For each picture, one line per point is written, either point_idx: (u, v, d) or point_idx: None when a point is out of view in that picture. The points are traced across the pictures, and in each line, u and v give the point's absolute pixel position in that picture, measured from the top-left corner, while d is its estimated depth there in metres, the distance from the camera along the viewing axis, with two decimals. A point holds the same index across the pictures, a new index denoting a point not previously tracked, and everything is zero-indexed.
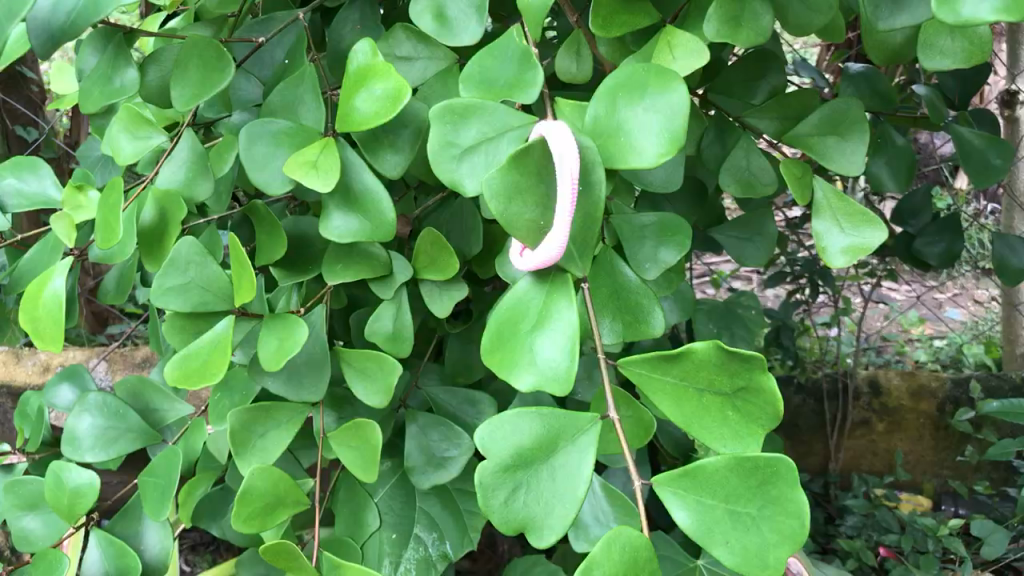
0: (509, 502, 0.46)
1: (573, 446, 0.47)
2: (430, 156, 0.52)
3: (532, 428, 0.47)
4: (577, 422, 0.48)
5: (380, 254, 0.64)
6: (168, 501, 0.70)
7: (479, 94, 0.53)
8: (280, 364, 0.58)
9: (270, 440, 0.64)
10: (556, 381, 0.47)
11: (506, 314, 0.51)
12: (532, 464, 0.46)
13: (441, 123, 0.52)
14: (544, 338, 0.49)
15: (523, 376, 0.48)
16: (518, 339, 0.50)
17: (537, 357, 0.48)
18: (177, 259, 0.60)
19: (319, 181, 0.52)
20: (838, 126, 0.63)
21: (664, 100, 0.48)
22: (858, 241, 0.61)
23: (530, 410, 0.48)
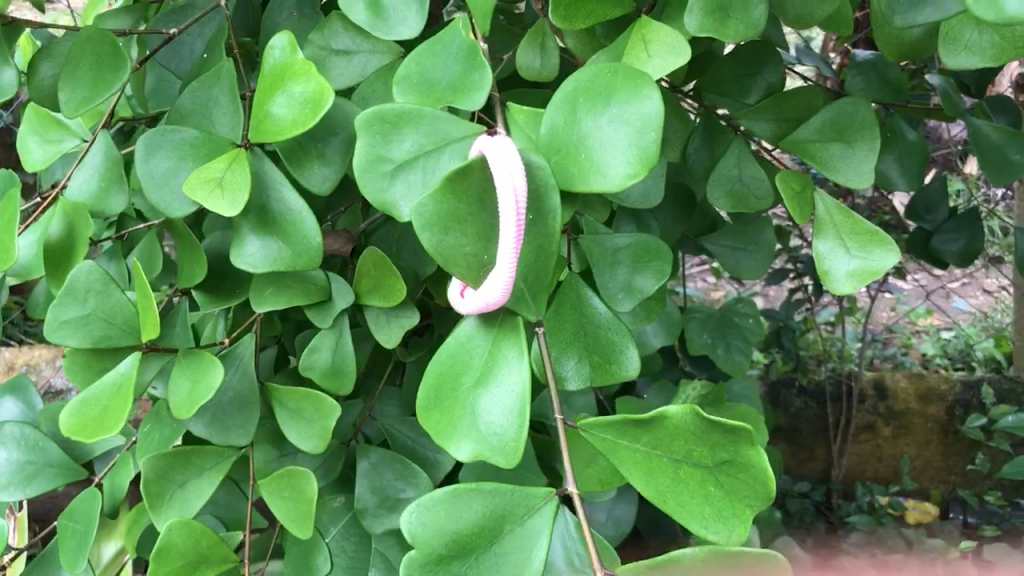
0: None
1: (522, 530, 0.39)
2: (356, 172, 0.44)
3: (470, 510, 0.39)
4: (528, 499, 0.40)
5: (317, 276, 0.56)
6: (85, 551, 0.62)
7: (416, 99, 0.46)
8: (192, 412, 0.50)
9: (190, 490, 0.56)
10: (503, 452, 0.39)
11: (446, 363, 0.43)
12: (470, 554, 0.38)
13: (370, 133, 0.44)
14: (489, 398, 0.41)
15: (463, 443, 0.40)
16: (457, 398, 0.41)
17: (478, 420, 0.40)
18: (73, 289, 0.52)
19: (226, 204, 0.45)
20: (844, 131, 0.55)
21: (632, 108, 0.39)
22: (866, 264, 0.53)
23: (469, 486, 0.39)
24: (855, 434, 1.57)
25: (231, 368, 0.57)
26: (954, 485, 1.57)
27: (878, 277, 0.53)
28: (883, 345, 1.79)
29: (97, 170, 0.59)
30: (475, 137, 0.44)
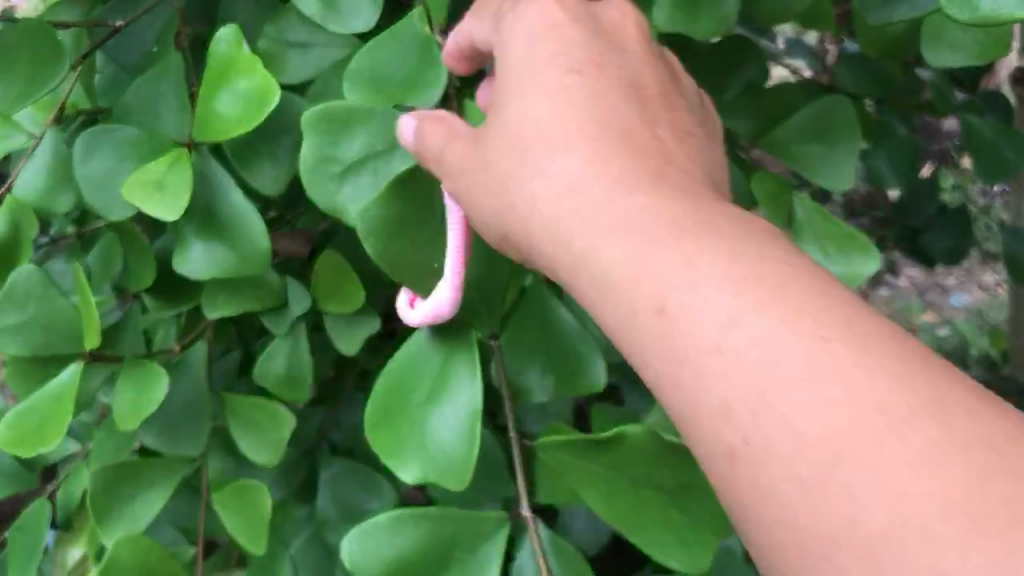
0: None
1: (469, 554, 0.44)
2: (303, 173, 0.44)
3: (416, 534, 0.43)
4: (473, 524, 0.45)
5: (270, 280, 0.53)
6: (34, 565, 0.59)
7: (367, 96, 0.45)
8: (136, 425, 0.48)
9: (140, 503, 0.54)
10: (450, 471, 0.42)
11: (396, 378, 0.45)
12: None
13: (318, 132, 0.44)
14: (438, 417, 0.43)
15: (410, 464, 0.42)
16: (406, 414, 0.43)
17: (428, 439, 0.43)
18: (14, 294, 0.49)
19: (165, 208, 0.42)
20: (823, 129, 0.52)
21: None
22: (847, 271, 0.50)
23: (416, 512, 0.44)
24: None
25: (183, 376, 0.54)
26: None
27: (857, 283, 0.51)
28: None
29: (45, 167, 0.56)
30: None
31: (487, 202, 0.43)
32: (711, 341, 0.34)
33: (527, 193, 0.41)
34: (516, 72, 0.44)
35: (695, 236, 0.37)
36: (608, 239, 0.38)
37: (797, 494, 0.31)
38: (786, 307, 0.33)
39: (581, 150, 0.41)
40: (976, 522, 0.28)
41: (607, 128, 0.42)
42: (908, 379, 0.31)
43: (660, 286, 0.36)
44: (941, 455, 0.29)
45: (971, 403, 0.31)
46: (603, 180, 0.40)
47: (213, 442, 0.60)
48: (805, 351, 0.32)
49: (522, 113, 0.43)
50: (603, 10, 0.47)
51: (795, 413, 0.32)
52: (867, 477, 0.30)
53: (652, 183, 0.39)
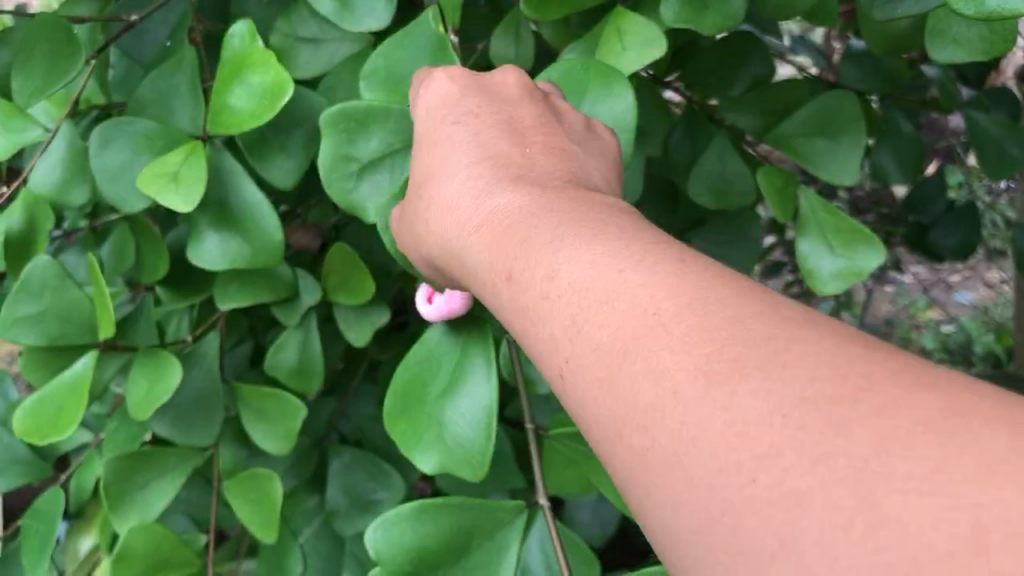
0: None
1: (489, 544, 0.44)
2: (322, 172, 0.45)
3: (436, 525, 0.44)
4: (493, 514, 0.45)
5: (283, 272, 0.54)
6: (48, 554, 0.60)
7: (384, 96, 0.46)
8: (149, 414, 0.49)
9: (152, 491, 0.55)
10: (467, 464, 0.43)
11: (413, 369, 0.45)
12: (437, 569, 0.44)
13: (336, 132, 0.45)
14: (455, 410, 0.44)
15: (428, 455, 0.43)
16: (423, 406, 0.44)
17: (446, 432, 0.43)
18: (27, 284, 0.50)
19: (178, 199, 0.43)
20: (828, 125, 0.53)
21: (605, 107, 0.43)
22: (851, 264, 0.51)
23: (436, 503, 0.44)
24: None
25: (196, 366, 0.55)
26: None
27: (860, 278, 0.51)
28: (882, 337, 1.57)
29: (60, 160, 0.57)
30: None
31: (417, 251, 0.43)
32: (542, 299, 0.31)
33: (429, 229, 0.40)
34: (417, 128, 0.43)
35: (536, 210, 0.35)
36: (479, 238, 0.36)
37: (599, 397, 0.28)
38: (622, 254, 0.30)
39: (448, 176, 0.40)
40: (772, 393, 0.24)
41: (480, 152, 0.40)
42: (674, 273, 0.28)
43: (508, 258, 0.34)
44: (701, 338, 0.26)
45: (775, 308, 0.26)
46: (475, 198, 0.38)
47: (225, 432, 0.60)
48: (599, 278, 0.29)
49: (421, 156, 0.42)
50: (495, 76, 0.44)
51: (591, 332, 0.29)
52: (643, 375, 0.26)
53: (516, 181, 0.37)
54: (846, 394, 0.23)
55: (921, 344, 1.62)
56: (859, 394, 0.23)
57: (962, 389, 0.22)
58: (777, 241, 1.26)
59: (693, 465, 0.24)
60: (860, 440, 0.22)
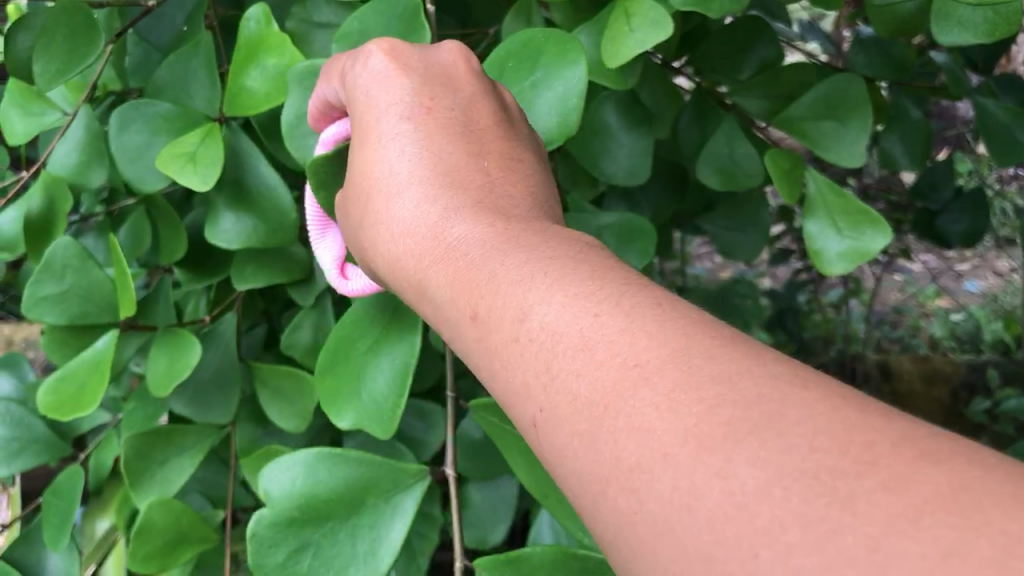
0: (284, 565, 0.45)
1: (383, 505, 0.46)
2: (284, 129, 0.46)
3: (332, 477, 0.46)
4: (396, 477, 0.47)
5: (299, 254, 0.55)
6: (69, 529, 0.62)
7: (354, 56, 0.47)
8: (169, 391, 0.50)
9: (172, 468, 0.56)
10: (375, 421, 0.45)
11: (347, 327, 0.47)
12: (326, 522, 0.45)
13: (301, 87, 0.46)
14: (374, 369, 0.46)
15: (346, 412, 0.45)
16: (347, 363, 0.46)
17: (363, 389, 0.45)
18: (51, 264, 0.51)
19: (196, 179, 0.44)
20: (836, 108, 0.53)
21: (558, 74, 0.46)
22: (857, 244, 0.52)
23: (336, 454, 0.46)
24: None
25: (214, 346, 0.56)
26: None
27: (868, 258, 0.52)
28: (890, 328, 1.62)
29: (78, 144, 0.58)
30: None
31: (356, 242, 0.43)
32: (507, 336, 0.31)
33: (375, 238, 0.41)
34: (356, 121, 0.43)
35: (502, 247, 0.34)
36: (437, 263, 0.36)
37: (579, 451, 0.26)
38: (575, 290, 0.29)
39: (401, 191, 0.40)
40: (767, 463, 0.22)
41: (430, 168, 0.40)
42: (635, 315, 0.27)
43: (476, 291, 0.33)
44: (687, 395, 0.24)
45: (749, 358, 0.25)
46: (429, 218, 0.38)
47: (241, 411, 0.61)
48: (573, 324, 0.28)
49: (362, 156, 0.42)
50: (438, 53, 0.45)
51: (568, 381, 0.27)
52: (625, 432, 0.25)
53: (478, 210, 0.37)
54: (848, 466, 0.21)
55: (930, 332, 1.62)
56: (864, 469, 0.21)
57: (947, 457, 0.21)
58: (786, 227, 1.26)
59: (688, 537, 0.22)
60: (867, 517, 0.20)
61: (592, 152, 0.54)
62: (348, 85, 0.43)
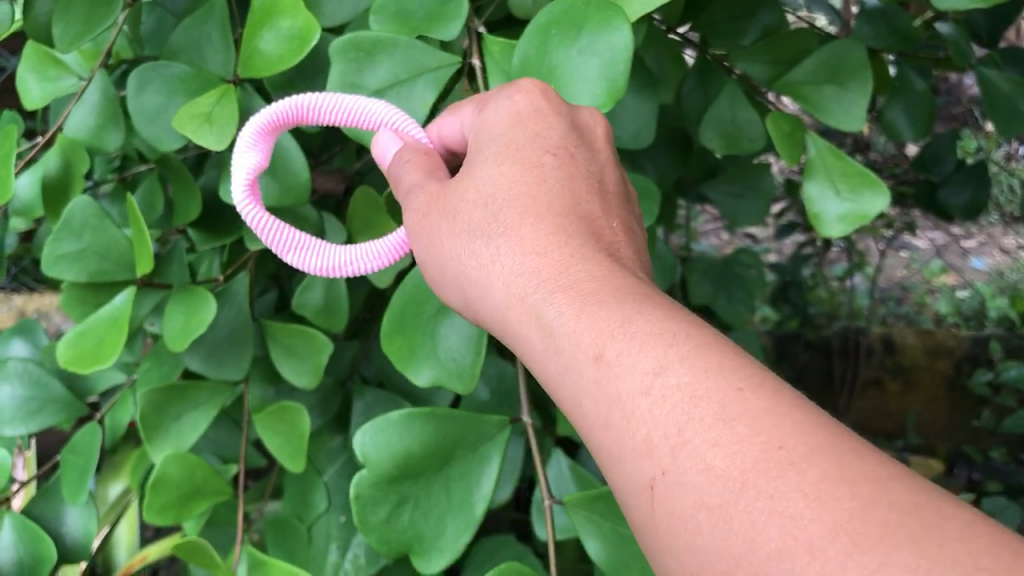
0: (388, 521, 0.48)
1: (473, 455, 0.50)
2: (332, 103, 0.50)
3: (422, 433, 0.49)
4: (479, 429, 0.50)
5: (309, 215, 0.56)
6: (87, 484, 0.63)
7: (393, 28, 0.49)
8: (184, 345, 0.52)
9: (187, 423, 0.58)
10: (458, 377, 0.48)
11: (409, 292, 0.49)
12: (420, 476, 0.49)
13: (345, 59, 0.49)
14: (447, 328, 0.49)
15: (423, 370, 0.48)
16: (418, 324, 0.49)
17: (437, 348, 0.48)
18: (70, 223, 0.52)
19: (213, 138, 0.45)
20: (836, 72, 0.54)
21: (604, 41, 0.45)
22: (855, 207, 0.53)
23: (423, 413, 0.49)
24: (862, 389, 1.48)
25: (227, 305, 0.58)
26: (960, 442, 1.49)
27: (867, 221, 0.53)
28: (896, 303, 1.57)
29: (94, 109, 0.59)
30: (450, 65, 0.49)
31: (445, 263, 0.45)
32: (638, 388, 0.32)
33: (479, 263, 0.43)
34: (483, 152, 0.46)
35: (631, 304, 0.35)
36: (552, 301, 0.38)
37: (706, 523, 0.28)
38: (720, 365, 0.31)
39: (521, 227, 0.41)
40: (928, 573, 0.24)
41: (552, 213, 0.41)
42: (784, 407, 0.29)
43: (599, 339, 0.35)
44: (838, 494, 0.26)
45: (895, 471, 0.27)
46: (548, 257, 0.40)
47: (254, 370, 0.63)
48: (719, 394, 0.30)
49: (486, 185, 0.44)
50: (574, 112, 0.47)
51: (704, 450, 0.29)
52: (764, 513, 0.27)
53: (603, 266, 0.39)
54: None
55: (935, 308, 1.58)
56: None
57: None
58: (791, 200, 1.26)
59: None
60: None
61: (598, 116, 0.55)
62: (486, 115, 0.46)
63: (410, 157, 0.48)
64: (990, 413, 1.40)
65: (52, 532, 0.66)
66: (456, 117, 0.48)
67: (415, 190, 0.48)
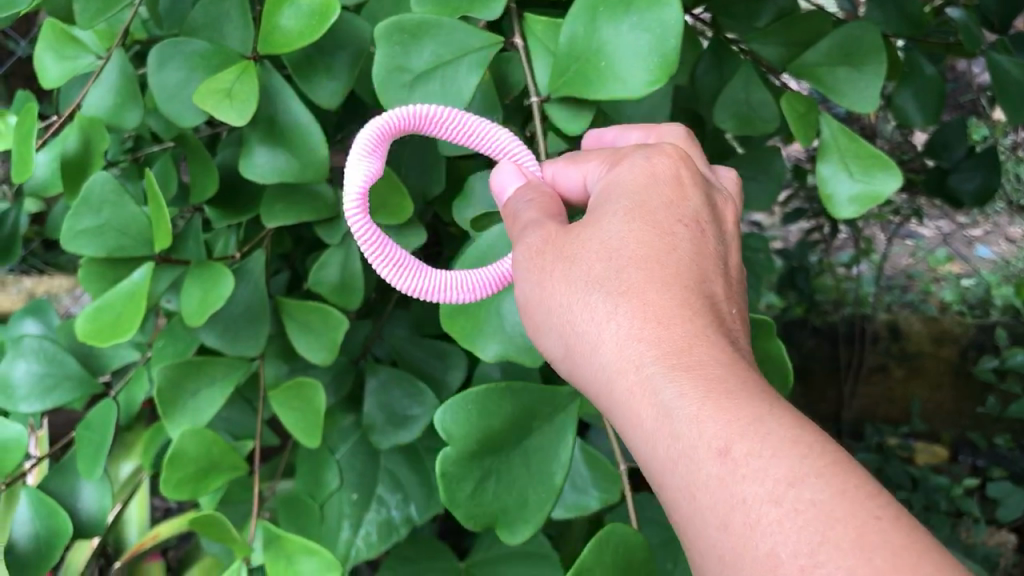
0: (475, 496, 0.49)
1: (549, 427, 0.51)
2: (376, 82, 0.49)
3: (499, 409, 0.50)
4: (552, 403, 0.51)
5: (325, 193, 0.57)
6: (102, 460, 0.64)
7: (434, 9, 0.50)
8: (203, 321, 0.52)
9: (203, 399, 0.58)
10: (524, 347, 0.49)
11: (472, 273, 0.51)
12: (501, 451, 0.49)
13: (390, 42, 0.49)
14: (511, 303, 0.50)
15: (490, 344, 0.49)
16: (483, 302, 0.50)
17: (505, 322, 0.50)
18: (88, 199, 0.53)
19: (234, 114, 0.46)
20: (850, 54, 0.55)
21: (654, 16, 0.46)
22: (868, 188, 0.53)
23: (498, 389, 0.50)
24: (867, 375, 1.49)
25: (244, 282, 0.58)
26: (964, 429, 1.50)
27: (879, 202, 0.53)
28: (902, 291, 1.53)
29: (111, 88, 0.59)
30: (491, 46, 0.50)
31: (541, 307, 0.45)
32: (767, 494, 0.33)
33: (587, 313, 0.42)
34: (612, 205, 0.45)
35: (764, 406, 0.36)
36: (672, 380, 0.38)
37: None
38: (860, 495, 0.32)
39: (639, 290, 0.41)
40: None
41: (672, 287, 0.41)
42: (920, 552, 0.30)
43: (728, 431, 0.35)
44: None
45: None
46: (666, 331, 0.39)
47: (269, 348, 0.64)
48: (857, 519, 0.31)
49: (607, 236, 0.44)
50: (693, 189, 0.47)
51: None
52: None
53: (726, 355, 0.39)
54: None
55: (941, 297, 1.52)
56: None
57: None
58: (798, 186, 1.26)
59: None
60: None
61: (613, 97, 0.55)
62: (619, 170, 0.47)
63: (530, 196, 0.48)
64: (995, 400, 1.41)
65: (66, 507, 0.67)
66: (580, 168, 0.49)
67: (534, 227, 0.47)
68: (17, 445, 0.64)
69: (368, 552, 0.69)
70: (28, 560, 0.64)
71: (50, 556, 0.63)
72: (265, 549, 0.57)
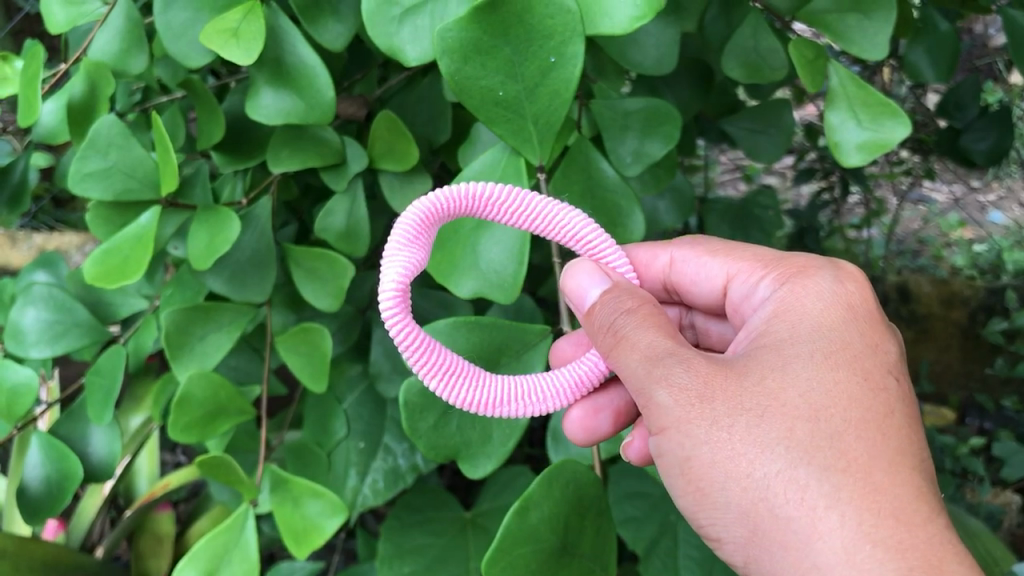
0: (436, 428, 0.51)
1: (517, 363, 0.53)
2: (365, 15, 0.43)
3: (467, 341, 0.52)
4: (524, 336, 0.53)
5: (332, 139, 0.57)
6: (112, 406, 0.64)
7: None
8: (210, 264, 0.52)
9: (209, 344, 0.59)
10: (501, 288, 0.48)
11: None
12: None
13: None
14: (489, 241, 0.49)
15: (465, 282, 0.48)
16: (460, 240, 0.50)
17: (480, 260, 0.49)
18: (96, 141, 0.53)
19: (240, 54, 0.46)
20: (861, 1, 0.54)
21: None
22: (877, 136, 0.53)
23: (470, 321, 0.52)
24: None
25: (251, 227, 0.58)
26: (971, 392, 1.50)
27: (887, 150, 0.53)
28: (911, 256, 1.53)
29: (118, 32, 0.58)
30: None
31: (714, 467, 0.44)
32: None
33: (794, 494, 0.42)
34: (811, 356, 0.46)
35: None
36: None
37: None
38: None
39: (865, 483, 0.42)
40: None
41: (898, 475, 0.42)
42: None
43: None
44: None
45: None
46: (907, 539, 0.40)
47: (276, 296, 0.64)
48: None
49: (813, 402, 0.44)
50: (888, 338, 0.48)
51: None
52: None
53: (966, 563, 0.41)
54: None
55: (952, 262, 1.55)
56: None
57: None
58: (810, 146, 1.25)
59: None
60: None
61: (621, 41, 0.55)
62: (811, 305, 0.49)
63: (625, 300, 0.49)
64: (1003, 363, 1.41)
65: (77, 452, 0.68)
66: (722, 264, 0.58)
67: (674, 357, 0.45)
68: (28, 390, 0.64)
69: (374, 499, 0.72)
70: (40, 502, 0.65)
71: (63, 500, 0.64)
72: (274, 492, 0.58)
